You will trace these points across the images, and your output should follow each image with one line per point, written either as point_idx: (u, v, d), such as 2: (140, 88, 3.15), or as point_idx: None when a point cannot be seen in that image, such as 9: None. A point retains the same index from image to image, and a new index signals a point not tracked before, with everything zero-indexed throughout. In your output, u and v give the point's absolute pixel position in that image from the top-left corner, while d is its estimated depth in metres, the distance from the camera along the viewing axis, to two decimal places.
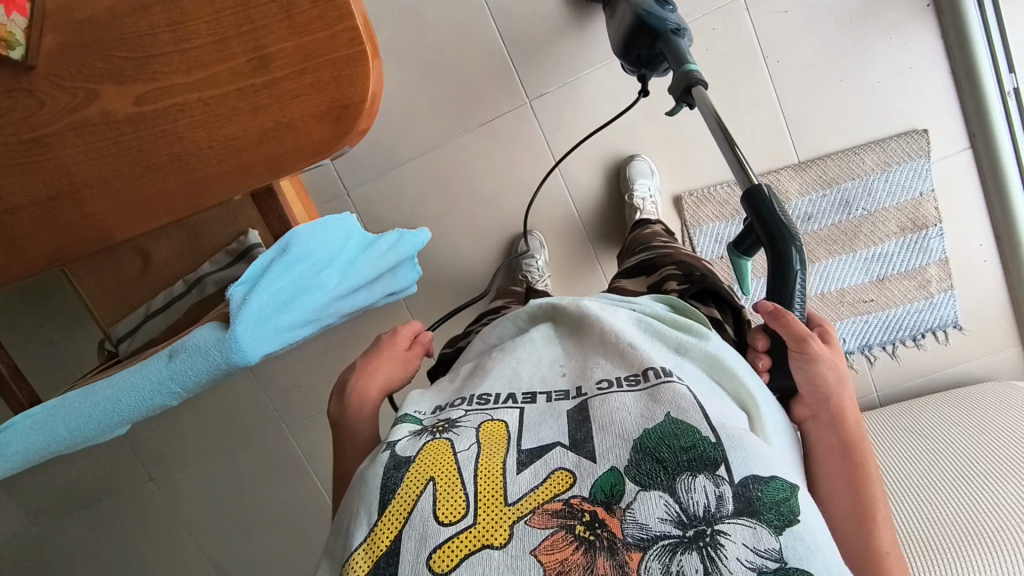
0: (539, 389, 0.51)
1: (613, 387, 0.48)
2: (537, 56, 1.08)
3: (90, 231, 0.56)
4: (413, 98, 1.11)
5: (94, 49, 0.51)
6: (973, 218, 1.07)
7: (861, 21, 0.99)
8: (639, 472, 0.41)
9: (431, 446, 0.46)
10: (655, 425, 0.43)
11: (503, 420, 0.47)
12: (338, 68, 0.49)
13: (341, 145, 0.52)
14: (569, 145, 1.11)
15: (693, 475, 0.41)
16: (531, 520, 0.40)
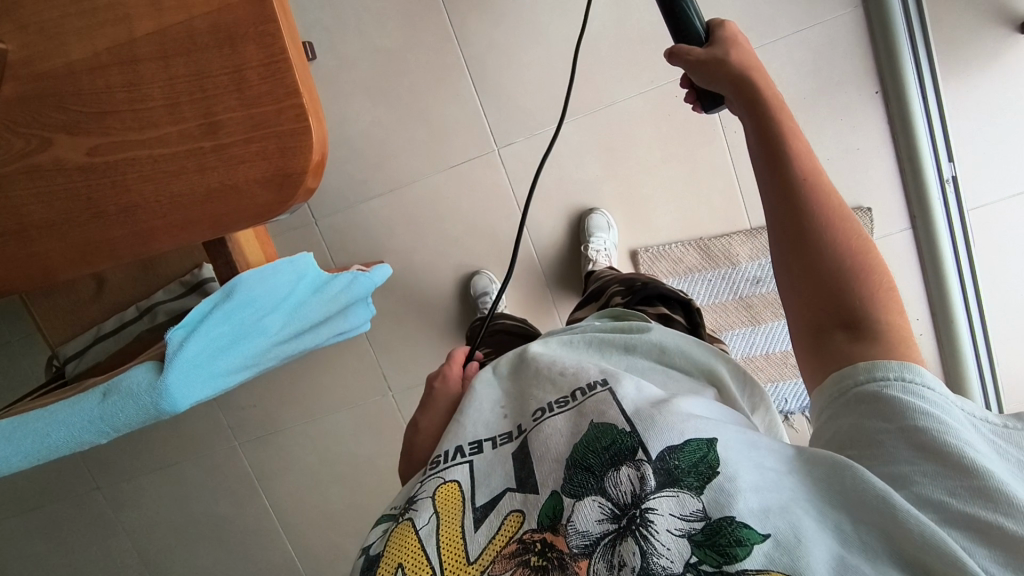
0: (482, 436, 0.51)
1: (546, 411, 0.49)
2: (508, 107, 1.12)
3: (36, 267, 0.58)
4: (385, 136, 1.14)
5: (51, 101, 0.53)
6: (910, 293, 1.12)
7: (813, 102, 1.05)
8: (572, 485, 0.43)
9: (396, 534, 0.45)
10: (582, 436, 0.45)
11: (456, 480, 0.47)
12: (285, 141, 0.52)
13: (284, 208, 0.55)
14: (533, 193, 1.15)
15: (616, 468, 0.43)
16: (492, 568, 0.41)
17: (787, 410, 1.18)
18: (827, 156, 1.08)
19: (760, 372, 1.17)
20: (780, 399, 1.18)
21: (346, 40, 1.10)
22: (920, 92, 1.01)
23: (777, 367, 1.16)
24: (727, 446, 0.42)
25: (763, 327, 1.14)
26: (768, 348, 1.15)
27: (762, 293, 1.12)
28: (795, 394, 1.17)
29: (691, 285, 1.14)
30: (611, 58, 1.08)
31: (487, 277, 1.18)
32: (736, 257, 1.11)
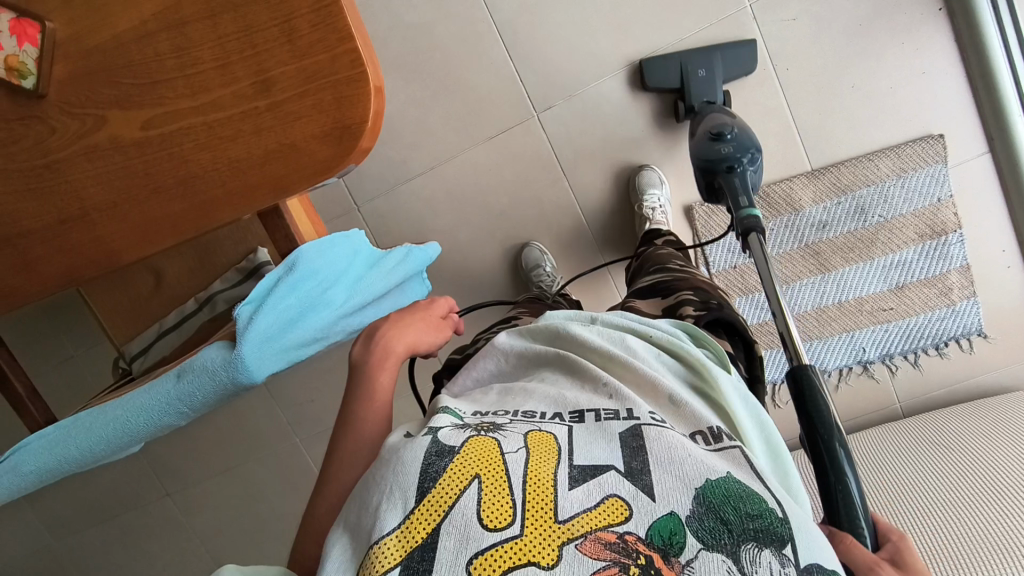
0: (586, 406, 0.43)
1: (666, 423, 0.41)
2: (544, 69, 1.08)
3: (99, 252, 0.57)
4: (421, 113, 1.12)
5: (103, 77, 0.52)
6: (994, 224, 1.04)
7: (870, 27, 0.99)
8: (702, 527, 0.34)
9: (479, 441, 0.39)
10: (720, 479, 0.36)
11: (553, 433, 0.41)
12: (341, 91, 0.50)
13: (343, 165, 0.52)
14: (578, 157, 1.11)
15: (759, 549, 0.33)
16: (580, 545, 0.34)
17: (866, 358, 1.12)
18: (890, 86, 1.01)
19: (834, 323, 1.11)
20: (857, 349, 1.12)
21: (373, 18, 1.08)
22: (992, 9, 0.94)
23: (852, 316, 1.10)
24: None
25: (833, 274, 1.08)
26: (839, 296, 1.10)
27: (829, 238, 1.07)
28: (873, 341, 1.11)
29: None
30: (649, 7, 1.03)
31: (537, 248, 1.15)
32: (800, 203, 1.07)
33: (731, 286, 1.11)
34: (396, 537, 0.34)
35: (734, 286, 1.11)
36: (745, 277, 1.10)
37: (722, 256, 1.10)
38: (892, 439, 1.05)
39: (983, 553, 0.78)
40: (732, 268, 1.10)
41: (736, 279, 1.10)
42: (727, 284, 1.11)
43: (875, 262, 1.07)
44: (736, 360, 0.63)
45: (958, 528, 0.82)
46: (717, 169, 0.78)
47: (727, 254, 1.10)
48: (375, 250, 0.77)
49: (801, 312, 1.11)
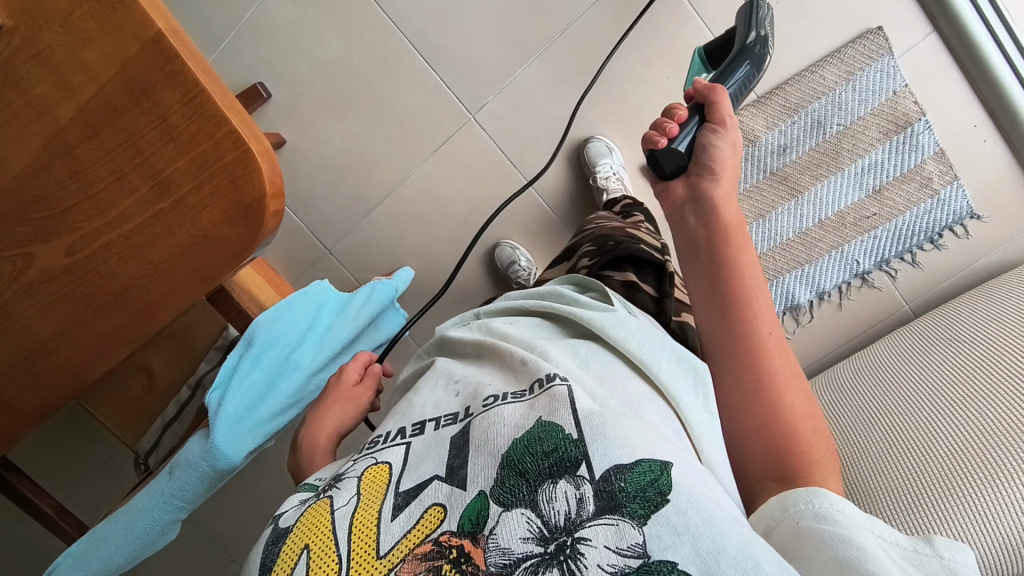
0: (429, 416, 0.51)
1: (498, 399, 0.48)
2: (468, 70, 1.07)
3: (64, 376, 0.59)
4: (362, 145, 1.12)
5: (15, 217, 0.54)
6: (959, 102, 1.01)
7: None
8: (503, 491, 0.41)
9: (312, 511, 0.45)
10: (524, 433, 0.43)
11: (386, 462, 0.47)
12: (234, 170, 0.50)
13: (258, 239, 0.53)
14: (525, 146, 1.10)
15: (555, 483, 0.40)
16: (399, 568, 0.39)
17: (862, 270, 1.09)
18: None
19: (820, 243, 1.07)
20: (851, 263, 1.08)
21: (291, 66, 1.08)
22: None
23: (836, 232, 1.07)
24: (678, 476, 0.40)
25: (806, 194, 1.06)
26: (818, 215, 1.06)
27: (793, 160, 1.05)
28: (865, 251, 1.08)
29: None
30: None
31: (510, 245, 1.14)
32: (754, 133, 1.05)
33: None
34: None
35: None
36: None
37: None
38: (904, 344, 1.02)
39: (1008, 445, 0.77)
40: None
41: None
42: None
43: (847, 172, 1.04)
44: (643, 283, 0.69)
45: (982, 421, 0.81)
46: None
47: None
48: (340, 297, 0.78)
49: (785, 239, 1.08)
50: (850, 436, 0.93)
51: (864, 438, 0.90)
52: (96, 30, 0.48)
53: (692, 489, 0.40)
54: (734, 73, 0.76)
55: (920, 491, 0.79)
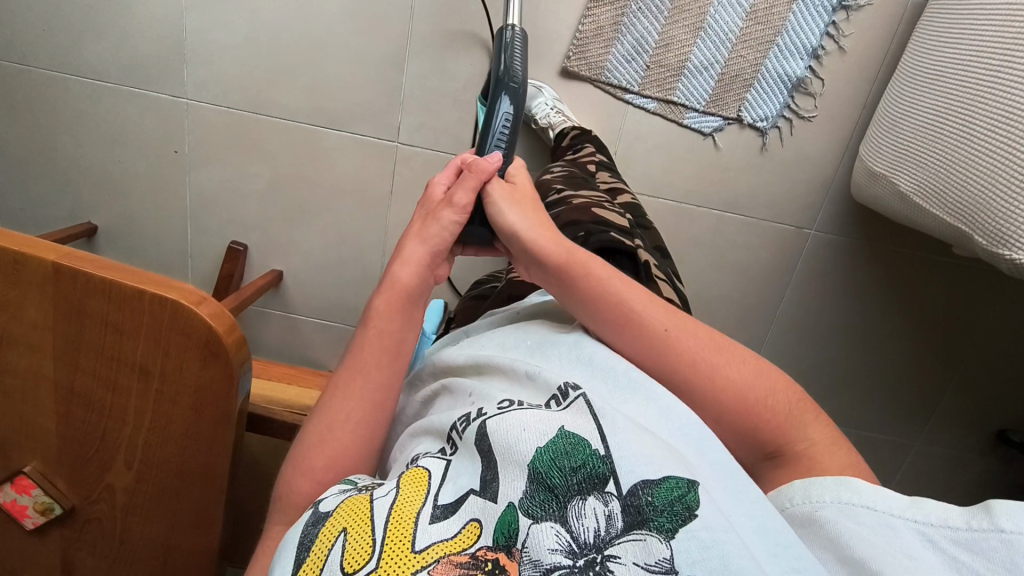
0: (453, 424, 0.47)
1: (515, 403, 0.45)
2: (366, 108, 1.09)
3: (197, 557, 0.66)
4: (338, 230, 1.19)
5: (79, 464, 0.62)
6: None
7: None
8: (533, 502, 0.39)
9: (352, 500, 0.43)
10: (549, 441, 0.41)
11: (426, 469, 0.44)
12: (178, 324, 0.55)
13: (237, 365, 0.57)
14: (455, 133, 1.10)
15: (584, 499, 0.38)
16: (434, 570, 0.38)
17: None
18: None
19: (777, 7, 0.97)
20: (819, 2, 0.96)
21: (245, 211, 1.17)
22: None
23: None
24: (707, 494, 0.38)
25: None
26: None
27: None
28: None
29: (633, 31, 1.00)
30: None
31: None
32: None
33: (663, 85, 1.03)
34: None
35: (663, 84, 1.03)
36: (664, 66, 1.02)
37: (629, 70, 1.02)
38: (927, 31, 0.88)
39: None
40: (646, 75, 1.02)
41: (658, 78, 1.02)
42: (656, 90, 1.03)
43: None
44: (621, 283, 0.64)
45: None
46: None
47: (630, 73, 1.03)
48: None
49: (739, 34, 0.99)
50: (924, 167, 0.80)
51: (936, 173, 0.78)
52: (18, 292, 0.55)
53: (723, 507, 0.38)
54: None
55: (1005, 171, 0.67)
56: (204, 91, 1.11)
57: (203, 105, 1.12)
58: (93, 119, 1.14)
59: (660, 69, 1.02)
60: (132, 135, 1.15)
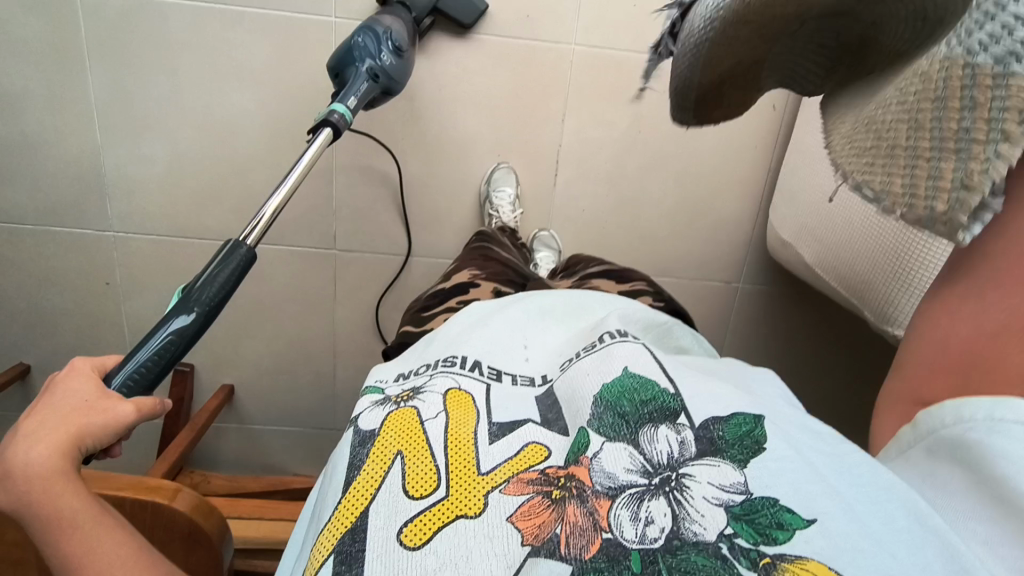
0: (660, 424, 0.44)
1: (677, 433, 0.43)
2: (301, 222, 1.12)
3: None
4: (285, 340, 1.19)
5: None
6: None
7: None
8: (604, 424, 0.44)
9: (456, 411, 0.48)
10: (729, 415, 0.44)
11: (541, 442, 0.45)
12: (160, 518, 0.65)
13: (202, 519, 0.65)
14: (391, 237, 1.14)
15: (655, 426, 0.44)
16: (504, 489, 0.41)
17: None
18: None
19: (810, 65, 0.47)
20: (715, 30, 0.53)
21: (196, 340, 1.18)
22: None
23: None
24: (773, 427, 0.44)
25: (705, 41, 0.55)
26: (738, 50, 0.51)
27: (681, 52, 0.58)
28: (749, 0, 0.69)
29: (551, 130, 1.09)
30: (290, 100, 1.04)
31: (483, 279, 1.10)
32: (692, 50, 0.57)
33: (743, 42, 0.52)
34: (340, 516, 0.42)
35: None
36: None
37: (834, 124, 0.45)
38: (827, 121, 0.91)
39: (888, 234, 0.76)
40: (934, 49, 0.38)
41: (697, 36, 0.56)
42: None
43: (637, 32, 1.03)
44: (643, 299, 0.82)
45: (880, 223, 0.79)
46: (373, 36, 0.88)
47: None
48: None
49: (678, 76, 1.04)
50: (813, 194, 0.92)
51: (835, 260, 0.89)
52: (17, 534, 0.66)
53: (785, 442, 0.43)
54: (357, 87, 0.85)
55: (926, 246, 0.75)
56: (130, 221, 1.09)
57: (129, 237, 1.10)
58: (10, 263, 1.10)
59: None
60: (57, 272, 1.12)
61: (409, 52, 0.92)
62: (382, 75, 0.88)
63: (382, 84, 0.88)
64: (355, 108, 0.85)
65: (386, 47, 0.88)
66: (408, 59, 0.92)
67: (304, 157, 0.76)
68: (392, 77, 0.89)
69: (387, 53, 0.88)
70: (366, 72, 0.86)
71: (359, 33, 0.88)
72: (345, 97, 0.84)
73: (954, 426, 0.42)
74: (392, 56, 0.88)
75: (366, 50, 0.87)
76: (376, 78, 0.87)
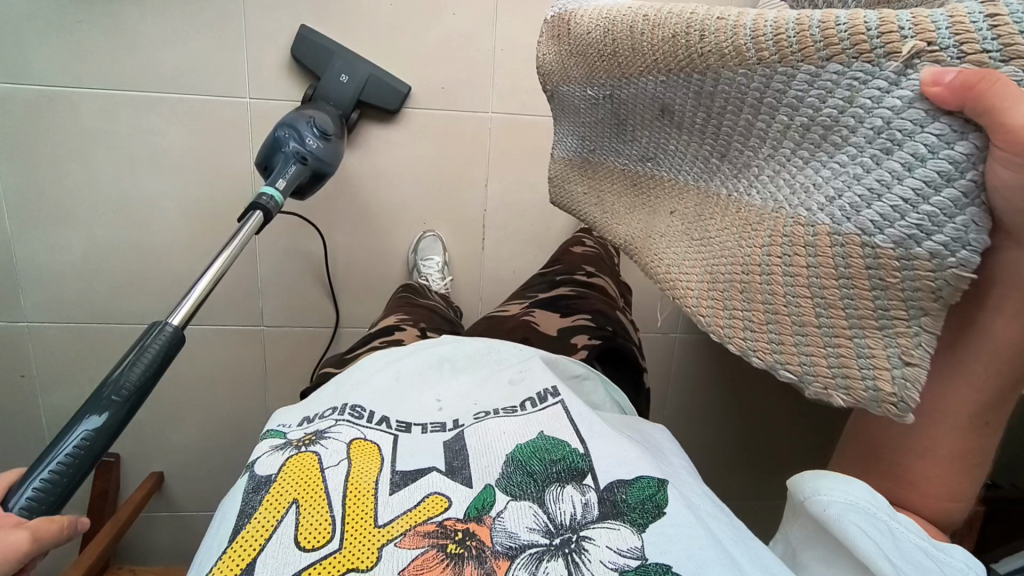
0: (567, 483, 0.42)
1: (580, 496, 0.41)
2: (226, 302, 1.11)
3: None
4: (215, 421, 1.16)
5: None
6: None
7: (326, 12, 0.98)
8: (510, 482, 0.42)
9: (360, 458, 0.44)
10: (637, 476, 0.42)
11: (441, 491, 0.41)
12: None
13: None
14: (320, 311, 1.13)
15: (562, 486, 0.41)
16: (399, 542, 0.38)
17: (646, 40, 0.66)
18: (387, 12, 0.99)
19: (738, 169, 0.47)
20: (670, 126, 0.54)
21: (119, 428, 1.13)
22: None
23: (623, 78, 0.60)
24: (677, 492, 0.42)
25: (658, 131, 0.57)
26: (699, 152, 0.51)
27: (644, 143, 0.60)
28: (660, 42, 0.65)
29: (472, 200, 1.10)
30: (208, 183, 1.04)
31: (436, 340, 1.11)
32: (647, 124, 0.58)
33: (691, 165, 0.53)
34: (220, 569, 0.37)
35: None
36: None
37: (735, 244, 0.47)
38: None
39: None
40: (757, 200, 0.44)
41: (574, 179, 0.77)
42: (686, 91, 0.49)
43: None
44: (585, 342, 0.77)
45: None
46: (295, 123, 0.86)
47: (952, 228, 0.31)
48: None
49: None
50: None
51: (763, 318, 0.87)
52: None
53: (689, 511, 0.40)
54: (286, 172, 0.82)
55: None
56: (45, 312, 1.06)
57: (43, 327, 1.06)
58: None
59: (711, 122, 0.48)
60: None
61: (336, 137, 0.91)
62: (311, 159, 0.85)
63: (311, 166, 0.86)
64: (285, 190, 0.82)
65: (312, 133, 0.86)
66: (336, 143, 0.91)
67: (232, 245, 0.73)
68: (324, 161, 0.87)
69: (313, 137, 0.86)
70: (295, 155, 0.84)
71: (281, 125, 0.86)
72: (276, 178, 0.82)
73: (813, 499, 0.45)
74: (318, 139, 0.86)
75: (289, 135, 0.85)
76: (304, 159, 0.84)
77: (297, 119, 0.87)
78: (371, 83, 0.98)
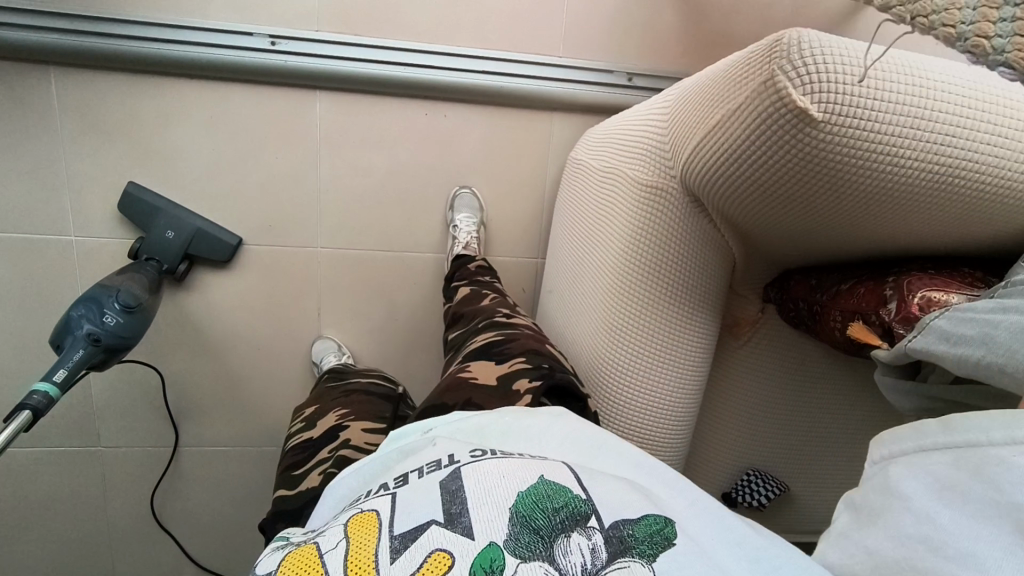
0: (573, 534, 0.34)
1: (587, 540, 0.34)
2: (63, 424, 1.13)
3: None
4: (58, 535, 1.18)
5: None
6: (398, 122, 1.01)
7: (143, 159, 1.00)
8: (517, 543, 0.34)
9: (360, 524, 0.36)
10: (639, 518, 0.36)
11: (444, 547, 0.33)
12: None
13: None
14: (160, 430, 1.16)
15: (568, 536, 0.34)
16: None
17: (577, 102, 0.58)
18: (206, 158, 1.01)
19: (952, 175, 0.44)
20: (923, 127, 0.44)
21: None
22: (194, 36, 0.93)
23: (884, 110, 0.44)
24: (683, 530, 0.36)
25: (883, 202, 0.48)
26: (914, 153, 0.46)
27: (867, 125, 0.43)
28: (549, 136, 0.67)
29: (304, 328, 1.13)
30: (33, 318, 1.05)
31: None
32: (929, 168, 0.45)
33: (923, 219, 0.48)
34: None
35: (895, 145, 0.44)
36: (903, 150, 0.45)
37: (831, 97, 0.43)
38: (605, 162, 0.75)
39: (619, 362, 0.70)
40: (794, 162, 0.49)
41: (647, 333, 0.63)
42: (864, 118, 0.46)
43: (379, 237, 1.08)
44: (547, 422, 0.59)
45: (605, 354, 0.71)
46: (94, 297, 0.80)
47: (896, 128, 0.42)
48: None
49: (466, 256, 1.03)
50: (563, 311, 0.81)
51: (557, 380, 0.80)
52: None
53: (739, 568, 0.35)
54: (67, 359, 0.75)
55: (664, 366, 0.69)
56: None
57: None
58: None
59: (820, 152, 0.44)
60: None
61: (147, 307, 0.84)
62: (106, 337, 0.78)
63: (105, 344, 0.78)
64: (68, 377, 0.74)
65: (111, 308, 0.79)
66: (146, 313, 0.84)
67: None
68: (122, 340, 0.80)
69: (110, 314, 0.79)
70: (85, 336, 0.77)
71: (75, 304, 0.79)
72: (55, 370, 0.73)
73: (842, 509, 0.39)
74: (118, 314, 0.80)
75: (82, 313, 0.78)
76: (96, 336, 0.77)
77: (100, 291, 0.81)
78: (198, 238, 1.02)
